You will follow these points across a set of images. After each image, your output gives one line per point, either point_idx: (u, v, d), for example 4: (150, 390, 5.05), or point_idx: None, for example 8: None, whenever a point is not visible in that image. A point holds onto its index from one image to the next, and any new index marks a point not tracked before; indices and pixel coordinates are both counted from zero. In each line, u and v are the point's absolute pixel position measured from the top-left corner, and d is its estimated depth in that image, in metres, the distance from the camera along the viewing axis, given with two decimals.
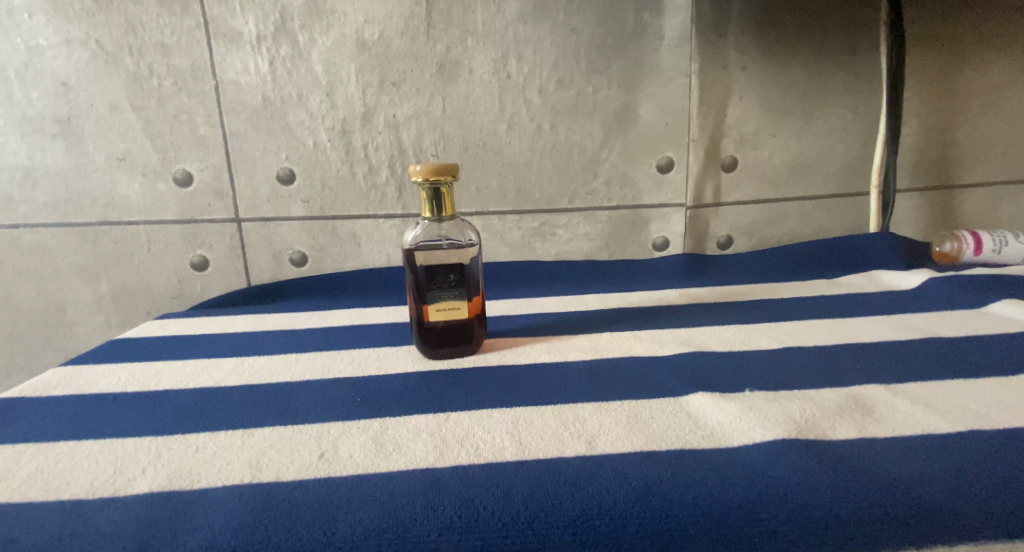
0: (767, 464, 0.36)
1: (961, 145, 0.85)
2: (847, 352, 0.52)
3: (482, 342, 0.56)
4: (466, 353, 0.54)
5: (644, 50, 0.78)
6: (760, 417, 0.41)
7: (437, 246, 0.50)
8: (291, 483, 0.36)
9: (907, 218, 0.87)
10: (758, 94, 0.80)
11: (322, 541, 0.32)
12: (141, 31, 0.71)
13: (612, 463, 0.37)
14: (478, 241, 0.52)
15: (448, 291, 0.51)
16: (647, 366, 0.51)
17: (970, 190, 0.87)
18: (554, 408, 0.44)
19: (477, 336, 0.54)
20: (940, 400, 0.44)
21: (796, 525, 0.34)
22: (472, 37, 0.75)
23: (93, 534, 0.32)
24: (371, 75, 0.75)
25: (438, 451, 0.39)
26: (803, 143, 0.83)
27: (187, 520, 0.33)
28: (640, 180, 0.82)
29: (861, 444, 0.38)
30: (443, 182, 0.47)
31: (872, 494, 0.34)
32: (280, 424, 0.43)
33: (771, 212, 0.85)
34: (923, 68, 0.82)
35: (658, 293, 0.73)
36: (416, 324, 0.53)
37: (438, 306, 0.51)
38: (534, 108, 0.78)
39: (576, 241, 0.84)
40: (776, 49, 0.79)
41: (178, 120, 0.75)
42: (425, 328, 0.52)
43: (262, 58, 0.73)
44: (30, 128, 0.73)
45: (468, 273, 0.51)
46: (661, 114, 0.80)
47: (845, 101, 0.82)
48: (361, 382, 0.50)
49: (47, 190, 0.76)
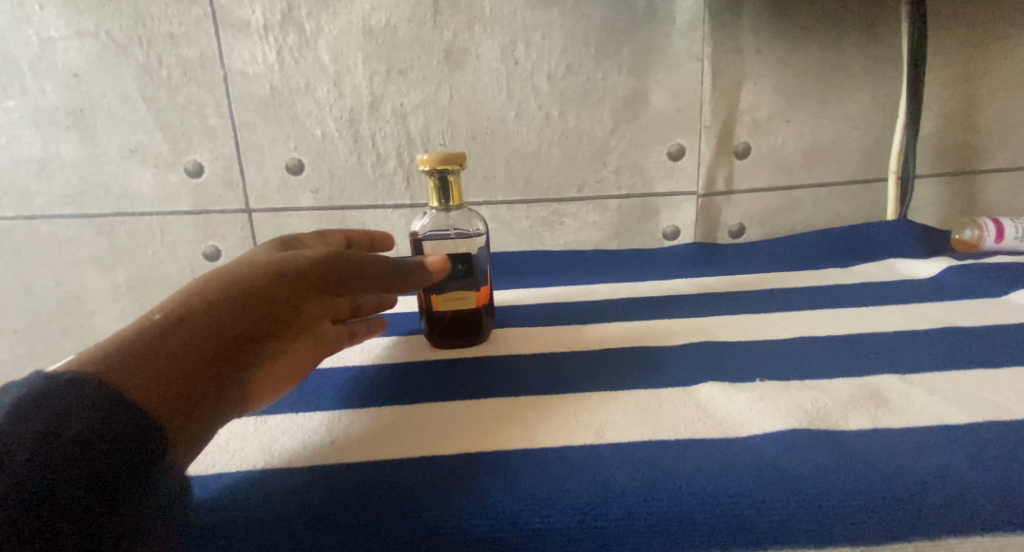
0: (777, 454, 0.36)
1: (985, 128, 0.83)
2: (860, 342, 0.51)
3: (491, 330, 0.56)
4: (473, 344, 0.54)
5: (656, 33, 0.76)
6: (771, 407, 0.41)
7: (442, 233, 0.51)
8: (304, 467, 0.37)
9: (924, 205, 0.86)
10: (773, 79, 0.78)
11: (333, 524, 0.32)
12: (150, 22, 0.71)
13: (620, 452, 0.37)
14: (486, 231, 0.52)
15: (451, 284, 0.50)
16: (656, 355, 0.51)
17: (994, 176, 0.85)
18: (562, 397, 0.44)
19: (484, 328, 0.54)
20: (958, 390, 0.43)
21: (808, 515, 0.33)
22: (479, 23, 0.74)
23: None
24: (378, 63, 0.74)
25: (447, 439, 0.39)
26: (819, 128, 0.81)
27: (202, 502, 0.34)
28: (650, 167, 0.81)
29: (872, 433, 0.38)
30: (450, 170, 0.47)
31: (889, 484, 0.34)
32: (292, 411, 0.43)
33: (784, 199, 0.84)
34: (946, 48, 0.79)
35: (668, 282, 0.72)
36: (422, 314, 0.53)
37: (442, 297, 0.51)
38: (542, 95, 0.77)
39: (585, 230, 0.83)
40: (794, 30, 0.77)
41: (188, 110, 0.75)
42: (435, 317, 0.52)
43: (269, 48, 0.73)
44: (45, 120, 0.74)
45: (470, 268, 0.50)
46: (673, 100, 0.78)
47: (863, 85, 0.80)
48: (370, 370, 0.50)
49: (64, 182, 0.77)
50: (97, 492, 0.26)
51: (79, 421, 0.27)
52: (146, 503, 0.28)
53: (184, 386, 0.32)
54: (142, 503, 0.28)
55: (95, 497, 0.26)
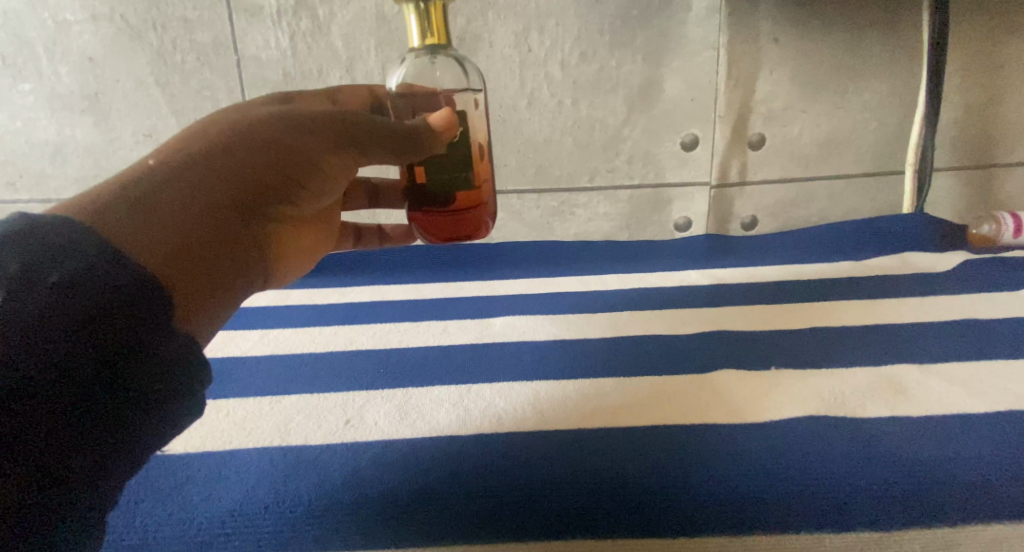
0: (794, 440, 0.35)
1: (1006, 121, 0.81)
2: (876, 332, 0.51)
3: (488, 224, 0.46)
4: (473, 240, 0.46)
5: (671, 20, 0.75)
6: (787, 394, 0.41)
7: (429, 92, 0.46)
8: (320, 445, 0.37)
9: (940, 198, 0.85)
10: (790, 68, 0.77)
11: (349, 494, 0.32)
12: (164, 6, 0.71)
13: (635, 435, 0.37)
14: (482, 90, 0.46)
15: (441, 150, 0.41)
16: (671, 342, 0.51)
17: (1014, 169, 0.84)
18: (576, 381, 0.44)
19: (484, 222, 0.45)
20: (979, 380, 0.42)
21: (830, 502, 0.32)
22: (493, 9, 0.73)
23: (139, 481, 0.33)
24: (391, 49, 0.74)
25: (461, 420, 0.39)
26: (835, 119, 0.80)
27: (223, 477, 0.34)
28: (663, 157, 0.80)
29: (893, 422, 0.37)
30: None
31: (911, 474, 0.33)
32: (307, 392, 0.43)
33: (798, 192, 0.83)
34: (969, 39, 0.78)
35: (680, 273, 0.72)
36: (411, 202, 0.45)
37: (433, 173, 0.43)
38: (555, 83, 0.77)
39: (596, 220, 0.83)
40: (813, 19, 0.76)
41: (202, 95, 0.75)
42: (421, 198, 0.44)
43: (282, 33, 0.73)
44: (60, 103, 0.75)
45: (460, 134, 0.42)
46: (687, 89, 0.77)
47: (881, 76, 0.79)
48: (383, 353, 0.50)
49: (78, 166, 0.77)
50: (125, 343, 0.25)
51: (49, 274, 0.24)
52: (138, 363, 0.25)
53: (195, 252, 0.31)
54: (134, 366, 0.25)
55: (75, 356, 0.23)
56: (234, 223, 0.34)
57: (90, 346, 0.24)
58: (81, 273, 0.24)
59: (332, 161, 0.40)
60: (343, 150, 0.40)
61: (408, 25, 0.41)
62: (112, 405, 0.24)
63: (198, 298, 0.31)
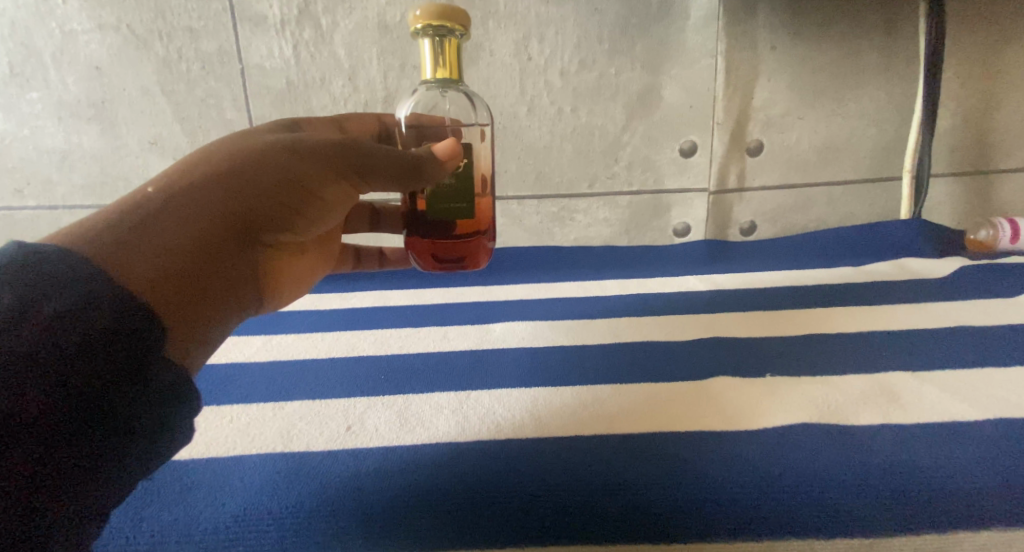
0: (786, 447, 0.36)
1: (1004, 127, 0.82)
2: (872, 338, 0.51)
3: (484, 253, 0.50)
4: (470, 267, 0.50)
5: (670, 29, 0.76)
6: (781, 401, 0.41)
7: (437, 121, 0.49)
8: (322, 451, 0.37)
9: (938, 204, 0.85)
10: (788, 75, 0.78)
11: (350, 498, 0.33)
12: (169, 15, 0.72)
13: (631, 442, 0.37)
14: (490, 125, 0.50)
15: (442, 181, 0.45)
16: (668, 349, 0.51)
17: (1012, 175, 0.84)
18: (573, 389, 0.44)
19: (482, 248, 0.49)
20: (971, 388, 0.43)
21: (820, 508, 0.33)
22: (493, 18, 0.74)
23: (146, 487, 0.34)
24: (393, 58, 0.75)
25: (460, 426, 0.40)
26: (833, 125, 0.81)
27: (227, 483, 0.35)
28: (662, 163, 0.81)
29: (885, 429, 0.38)
30: (451, 30, 0.43)
31: (900, 481, 0.33)
32: (310, 398, 0.44)
33: (796, 198, 0.84)
34: (966, 46, 0.79)
35: (679, 278, 0.73)
36: (412, 229, 0.48)
37: (434, 204, 0.46)
38: (555, 91, 0.77)
39: (596, 226, 0.84)
40: (811, 27, 0.76)
41: (206, 103, 0.76)
42: (423, 226, 0.47)
43: (286, 42, 0.74)
44: (66, 111, 0.76)
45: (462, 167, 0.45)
46: (686, 96, 0.78)
47: (879, 83, 0.80)
48: (384, 359, 0.51)
49: (84, 173, 0.78)
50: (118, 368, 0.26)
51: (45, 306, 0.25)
52: (134, 381, 0.26)
53: (189, 280, 0.31)
54: (130, 384, 0.26)
55: (73, 380, 0.24)
56: (227, 248, 0.35)
57: (86, 368, 0.24)
58: (74, 307, 0.25)
59: (331, 188, 0.41)
60: (340, 176, 0.41)
61: (423, 56, 0.44)
62: (113, 422, 0.25)
63: (190, 326, 0.31)
